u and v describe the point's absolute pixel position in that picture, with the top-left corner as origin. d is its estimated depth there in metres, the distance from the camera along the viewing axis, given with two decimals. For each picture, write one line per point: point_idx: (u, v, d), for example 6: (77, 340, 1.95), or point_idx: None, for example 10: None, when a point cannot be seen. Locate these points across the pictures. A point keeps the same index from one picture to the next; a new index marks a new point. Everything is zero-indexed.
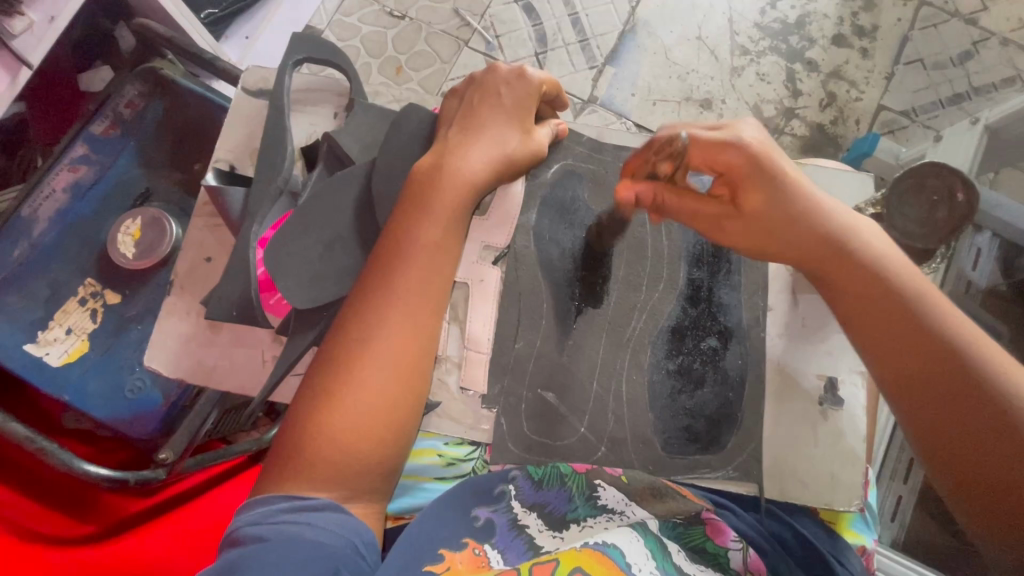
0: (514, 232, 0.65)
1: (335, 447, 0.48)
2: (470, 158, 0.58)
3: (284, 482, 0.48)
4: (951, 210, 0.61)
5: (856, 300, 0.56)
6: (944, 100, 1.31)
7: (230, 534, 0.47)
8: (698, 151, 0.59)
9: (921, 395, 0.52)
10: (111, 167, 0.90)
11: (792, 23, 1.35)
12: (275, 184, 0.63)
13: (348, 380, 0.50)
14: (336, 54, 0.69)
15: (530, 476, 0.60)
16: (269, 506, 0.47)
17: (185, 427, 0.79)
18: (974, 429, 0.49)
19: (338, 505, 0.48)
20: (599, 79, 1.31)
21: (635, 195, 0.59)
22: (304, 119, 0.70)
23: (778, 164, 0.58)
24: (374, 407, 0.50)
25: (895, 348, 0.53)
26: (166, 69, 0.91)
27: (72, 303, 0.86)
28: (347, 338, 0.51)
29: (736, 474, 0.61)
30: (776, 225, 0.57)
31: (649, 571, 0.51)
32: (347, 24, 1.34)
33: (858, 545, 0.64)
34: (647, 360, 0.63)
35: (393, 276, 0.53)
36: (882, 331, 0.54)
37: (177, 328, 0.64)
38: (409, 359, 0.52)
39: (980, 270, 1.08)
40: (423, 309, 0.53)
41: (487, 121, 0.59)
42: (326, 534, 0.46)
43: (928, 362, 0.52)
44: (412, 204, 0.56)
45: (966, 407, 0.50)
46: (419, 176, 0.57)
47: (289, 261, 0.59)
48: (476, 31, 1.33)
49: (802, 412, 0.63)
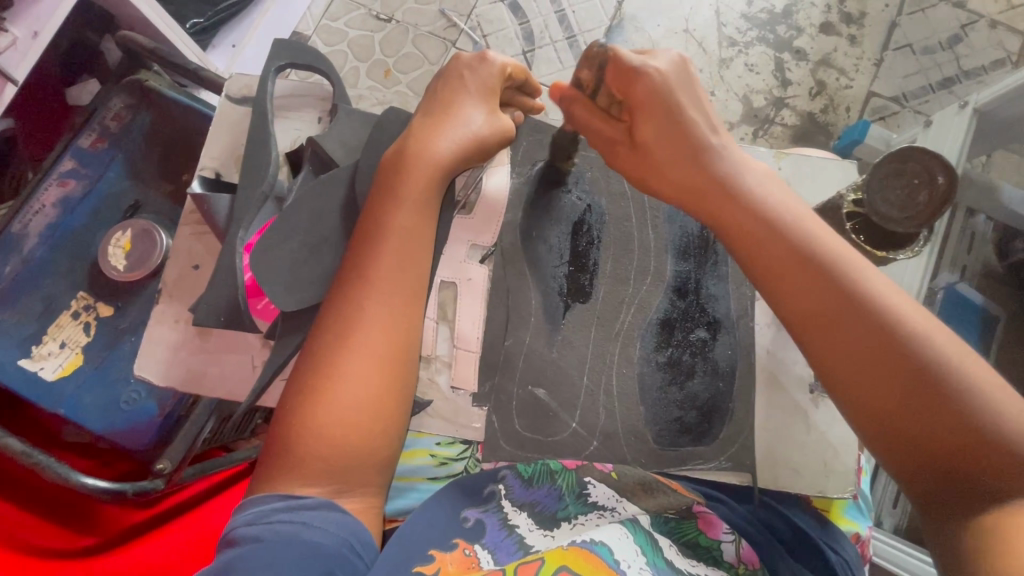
0: (500, 230, 0.65)
1: (321, 443, 0.48)
2: (434, 141, 0.56)
3: (276, 481, 0.48)
4: (933, 191, 0.60)
5: (743, 232, 0.54)
6: (934, 85, 1.31)
7: (225, 537, 0.47)
8: (610, 67, 0.55)
9: (817, 334, 0.50)
10: (100, 179, 0.91)
11: (779, 12, 1.34)
12: (260, 189, 0.63)
13: (330, 374, 0.49)
14: (319, 59, 0.69)
15: (519, 475, 0.59)
16: (264, 506, 0.47)
17: (183, 436, 0.79)
18: (864, 355, 0.48)
19: (333, 503, 0.48)
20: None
21: (561, 96, 0.60)
22: (290, 125, 0.70)
23: (677, 93, 0.56)
24: (360, 399, 0.49)
25: (785, 279, 0.52)
26: (151, 80, 0.91)
27: (65, 316, 0.86)
28: (328, 332, 0.51)
29: (729, 464, 0.61)
30: (670, 165, 0.56)
31: (639, 568, 0.49)
32: (334, 29, 1.33)
33: (852, 533, 0.64)
34: (637, 354, 0.63)
35: (369, 268, 0.52)
36: (779, 273, 0.52)
37: (166, 336, 0.64)
38: (392, 352, 0.51)
39: (975, 253, 1.07)
40: (404, 302, 0.53)
41: (451, 105, 0.58)
42: (320, 534, 0.46)
43: (820, 301, 0.50)
44: (386, 194, 0.55)
45: (851, 331, 0.48)
46: (387, 163, 0.57)
47: (275, 266, 0.59)
48: (463, 32, 1.33)
49: (793, 400, 0.63)
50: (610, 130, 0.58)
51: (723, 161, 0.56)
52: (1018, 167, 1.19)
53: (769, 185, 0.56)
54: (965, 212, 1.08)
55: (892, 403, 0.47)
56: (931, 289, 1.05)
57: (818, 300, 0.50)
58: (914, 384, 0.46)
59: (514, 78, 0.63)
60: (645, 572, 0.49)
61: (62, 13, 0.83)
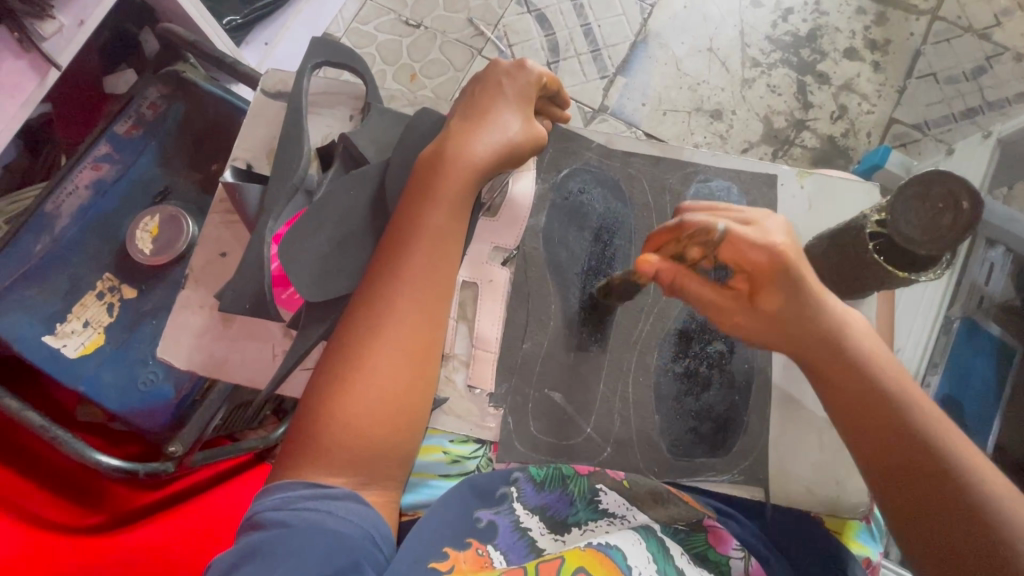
0: (523, 235, 0.65)
1: (347, 433, 0.49)
2: (469, 144, 0.57)
3: (302, 469, 0.49)
4: (958, 216, 0.55)
5: (845, 387, 0.52)
6: (957, 115, 1.31)
7: (247, 520, 0.48)
8: (730, 247, 0.52)
9: (907, 495, 0.49)
10: (132, 165, 0.93)
11: (804, 36, 1.35)
12: (291, 181, 0.60)
13: (360, 367, 0.50)
14: (354, 58, 0.67)
15: (532, 477, 0.59)
16: (290, 492, 0.48)
17: (195, 422, 0.81)
18: (932, 502, 0.48)
19: (356, 495, 0.48)
20: (610, 88, 1.33)
21: (656, 269, 0.53)
22: (321, 122, 0.68)
23: (807, 266, 0.52)
24: (388, 392, 0.50)
25: (874, 438, 0.51)
26: (188, 72, 0.94)
27: (89, 296, 0.88)
28: (358, 324, 0.52)
29: (742, 478, 0.61)
30: (786, 324, 0.53)
31: None
32: (364, 32, 1.36)
33: (864, 557, 0.63)
34: (654, 363, 0.63)
35: (400, 265, 0.53)
36: (877, 443, 0.51)
37: (188, 322, 0.64)
38: (420, 347, 0.52)
39: (993, 283, 1.04)
40: (433, 299, 0.54)
41: (489, 108, 0.59)
42: (346, 525, 0.47)
43: (910, 471, 0.49)
44: (420, 192, 0.56)
45: (932, 498, 0.48)
46: (423, 162, 0.58)
47: (300, 256, 0.57)
48: (490, 40, 1.36)
49: (806, 417, 0.62)
50: (723, 297, 0.53)
51: (841, 319, 0.53)
52: None
53: (876, 342, 0.54)
54: (984, 242, 1.08)
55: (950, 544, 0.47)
56: (947, 318, 1.05)
57: (898, 468, 0.50)
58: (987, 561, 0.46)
59: (549, 91, 0.64)
60: None
61: (108, 3, 0.86)
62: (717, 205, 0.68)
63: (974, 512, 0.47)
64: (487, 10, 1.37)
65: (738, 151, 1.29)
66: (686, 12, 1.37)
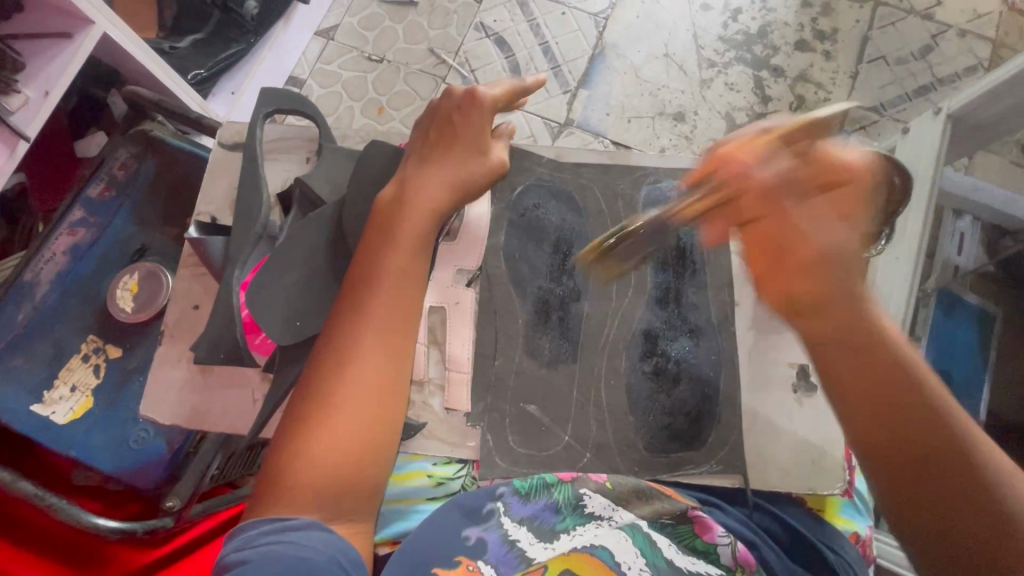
0: (485, 255, 0.67)
1: (311, 471, 0.50)
2: (439, 188, 0.59)
3: (268, 508, 0.50)
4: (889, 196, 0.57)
5: (828, 352, 0.50)
6: (910, 93, 1.35)
7: (219, 559, 0.49)
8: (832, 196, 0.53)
9: (892, 453, 0.47)
10: (107, 227, 0.95)
11: (754, 33, 1.40)
12: (254, 229, 0.63)
13: (321, 410, 0.52)
14: (305, 103, 0.71)
15: (516, 491, 0.59)
16: (252, 531, 0.49)
17: (192, 472, 0.81)
18: (923, 451, 0.47)
19: (322, 525, 0.49)
20: (573, 102, 1.37)
21: None
22: (279, 166, 0.71)
23: (855, 269, 0.51)
24: (351, 431, 0.51)
25: (862, 388, 0.49)
26: (156, 130, 0.97)
27: (75, 360, 0.89)
28: (325, 362, 0.54)
29: (720, 467, 0.61)
30: (838, 307, 0.50)
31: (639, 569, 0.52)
32: (328, 71, 1.42)
33: (850, 531, 0.63)
34: (624, 365, 0.64)
35: (365, 302, 0.55)
36: (861, 396, 0.49)
37: (165, 378, 0.64)
38: (385, 381, 0.54)
39: (965, 253, 1.11)
40: (397, 333, 0.55)
41: (448, 147, 0.62)
42: (306, 549, 0.47)
43: (902, 425, 0.47)
44: (382, 233, 0.58)
45: (920, 454, 0.47)
46: (382, 204, 0.60)
47: (267, 299, 0.59)
48: (452, 67, 1.40)
49: (778, 402, 0.63)
50: None
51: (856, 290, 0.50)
52: None
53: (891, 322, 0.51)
54: (952, 213, 1.13)
55: (948, 501, 0.45)
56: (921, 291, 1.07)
57: (906, 443, 0.47)
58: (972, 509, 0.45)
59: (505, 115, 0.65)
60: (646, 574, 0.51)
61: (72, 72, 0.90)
62: (668, 205, 0.69)
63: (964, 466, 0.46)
64: (447, 39, 1.42)
65: (703, 150, 1.32)
66: (639, 22, 1.41)
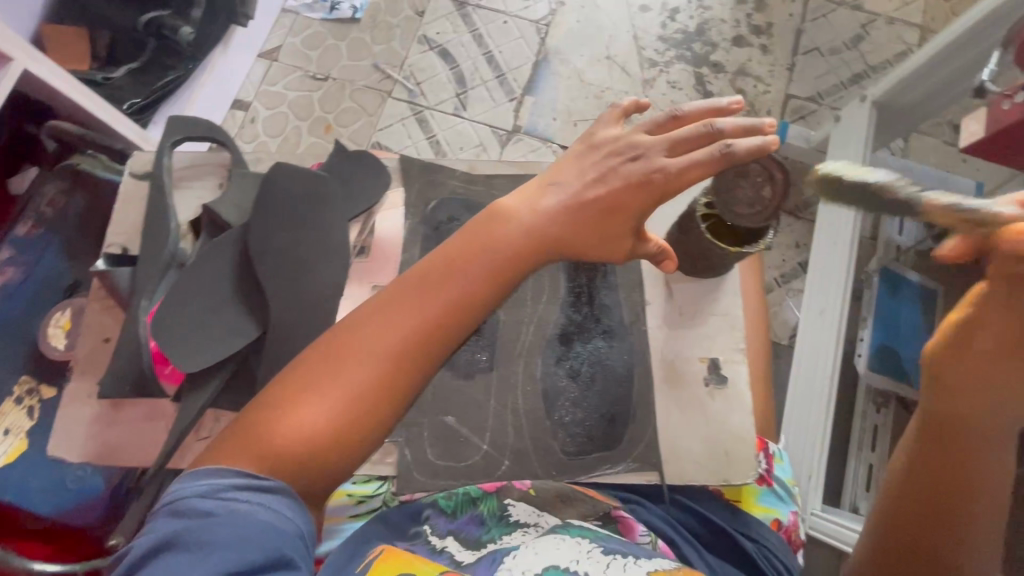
0: (399, 271, 0.68)
1: (289, 436, 0.49)
2: (575, 227, 0.56)
3: (234, 459, 0.48)
4: (775, 188, 0.56)
5: (968, 372, 0.49)
6: (845, 82, 1.39)
7: (167, 504, 0.47)
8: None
9: (931, 463, 0.52)
10: (36, 266, 0.93)
11: (693, 31, 1.43)
12: (161, 258, 0.63)
13: (318, 389, 0.50)
14: (213, 129, 0.70)
15: (442, 510, 0.60)
16: (221, 481, 0.47)
17: (134, 511, 0.78)
18: (941, 475, 0.52)
19: (290, 490, 0.48)
20: (520, 109, 1.38)
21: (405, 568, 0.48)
22: (188, 194, 0.70)
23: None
24: (337, 418, 0.50)
25: (955, 409, 0.51)
26: (82, 163, 0.96)
27: (7, 403, 0.86)
28: (343, 346, 0.52)
29: (636, 465, 0.63)
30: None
31: (589, 548, 0.51)
32: (273, 93, 1.41)
33: (771, 520, 0.66)
34: (538, 370, 0.65)
35: (414, 299, 0.53)
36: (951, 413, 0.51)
37: (75, 415, 0.63)
38: (387, 388, 0.51)
39: (906, 233, 1.11)
40: (428, 342, 0.53)
41: (566, 168, 0.59)
42: (278, 517, 0.47)
43: (952, 455, 0.51)
44: (469, 237, 0.56)
45: (940, 477, 0.52)
46: (489, 215, 0.57)
47: (174, 329, 0.59)
48: (398, 82, 1.40)
49: (691, 396, 0.65)
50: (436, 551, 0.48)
51: None
52: (935, 148, 1.23)
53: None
54: (893, 195, 1.17)
55: (921, 517, 0.52)
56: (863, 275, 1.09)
57: (952, 471, 0.51)
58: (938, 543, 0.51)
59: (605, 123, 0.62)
60: (598, 549, 0.51)
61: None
62: None
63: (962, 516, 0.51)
64: (391, 53, 1.42)
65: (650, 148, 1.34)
66: (581, 27, 1.43)
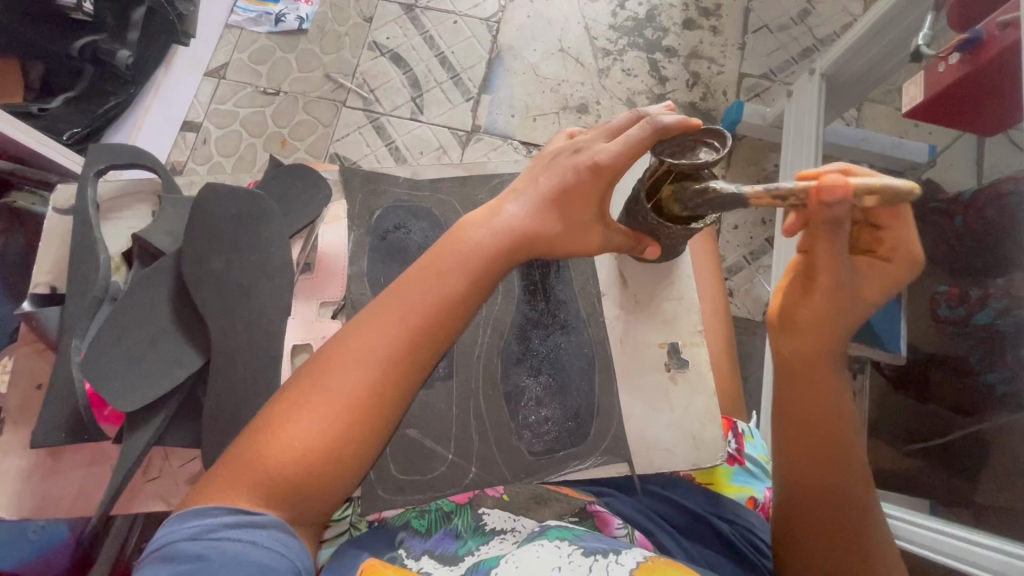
0: (347, 284, 0.66)
1: (285, 455, 0.46)
2: (545, 218, 0.55)
3: (228, 491, 0.46)
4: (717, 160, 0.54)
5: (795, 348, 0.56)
6: (796, 57, 1.41)
7: (156, 549, 0.44)
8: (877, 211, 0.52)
9: (798, 445, 0.56)
10: None
11: (643, 18, 1.42)
12: (91, 293, 0.60)
13: (300, 408, 0.48)
14: (143, 155, 0.69)
15: (417, 530, 0.57)
16: (210, 519, 0.44)
17: None
18: (808, 451, 0.55)
19: (286, 524, 0.46)
20: (477, 108, 1.36)
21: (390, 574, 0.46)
22: (118, 223, 0.68)
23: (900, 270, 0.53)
24: (321, 438, 0.47)
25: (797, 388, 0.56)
26: (19, 200, 0.89)
27: None
28: (329, 362, 0.50)
29: (605, 459, 0.62)
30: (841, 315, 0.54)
31: (572, 550, 0.48)
32: (223, 112, 1.34)
33: (747, 499, 0.66)
34: (498, 371, 0.64)
35: (392, 309, 0.51)
36: (800, 394, 0.56)
37: (12, 466, 0.60)
38: (366, 404, 0.48)
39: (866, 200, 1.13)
40: (414, 352, 0.50)
41: (540, 171, 0.56)
42: (270, 555, 0.44)
43: (812, 430, 0.56)
44: (449, 245, 0.54)
45: (809, 453, 0.55)
46: (459, 225, 0.56)
47: (109, 367, 0.57)
48: (351, 90, 1.36)
49: (652, 382, 0.64)
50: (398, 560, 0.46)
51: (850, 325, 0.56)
52: (886, 115, 1.23)
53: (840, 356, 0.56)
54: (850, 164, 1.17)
55: (810, 498, 0.55)
56: None
57: (821, 445, 0.55)
58: (832, 520, 0.54)
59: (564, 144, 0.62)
60: (581, 551, 0.48)
61: None
62: None
63: (842, 491, 0.54)
64: (341, 62, 1.38)
65: None
66: (531, 21, 1.42)
